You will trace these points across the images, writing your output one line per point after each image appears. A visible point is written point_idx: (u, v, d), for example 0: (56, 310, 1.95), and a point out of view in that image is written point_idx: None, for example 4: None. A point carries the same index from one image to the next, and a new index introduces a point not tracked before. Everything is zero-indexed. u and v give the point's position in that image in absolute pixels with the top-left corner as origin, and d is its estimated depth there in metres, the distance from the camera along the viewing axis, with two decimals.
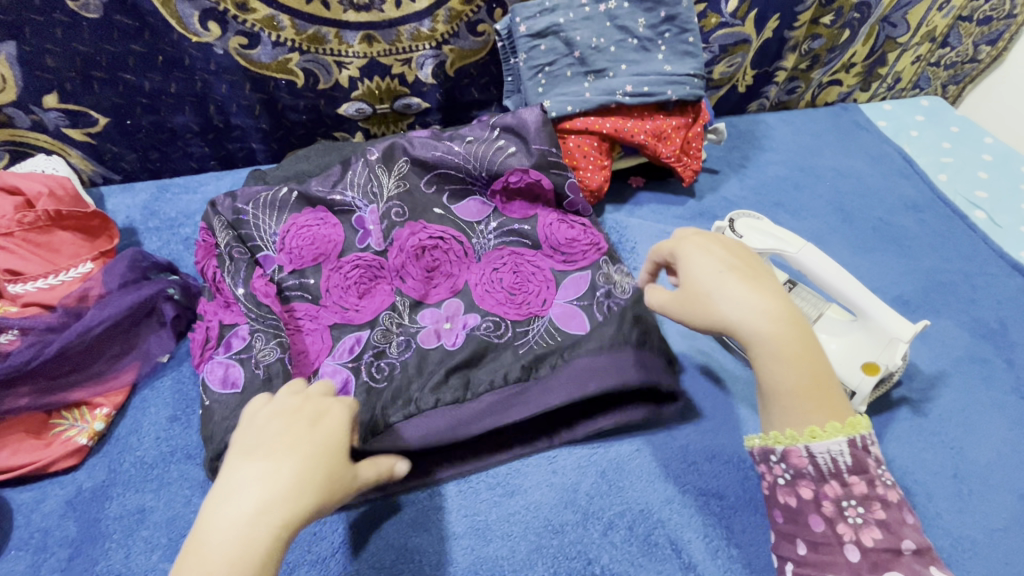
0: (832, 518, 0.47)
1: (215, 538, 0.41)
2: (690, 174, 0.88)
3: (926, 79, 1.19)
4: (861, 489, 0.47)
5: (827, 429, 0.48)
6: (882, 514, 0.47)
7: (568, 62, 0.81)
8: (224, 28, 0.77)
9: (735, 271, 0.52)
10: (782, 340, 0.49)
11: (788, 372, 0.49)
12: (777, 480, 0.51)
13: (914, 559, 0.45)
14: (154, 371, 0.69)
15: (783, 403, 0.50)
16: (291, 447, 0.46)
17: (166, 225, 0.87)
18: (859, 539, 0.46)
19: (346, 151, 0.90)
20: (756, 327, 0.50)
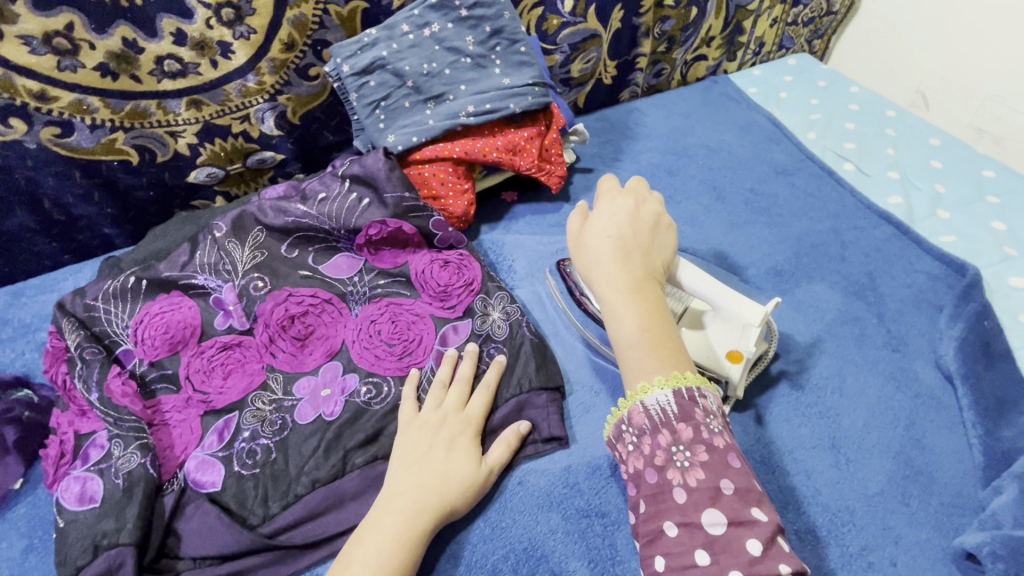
0: (663, 467, 0.51)
1: (382, 532, 0.53)
2: (555, 181, 0.87)
3: (789, 39, 1.20)
4: (687, 435, 0.51)
5: (654, 383, 0.54)
6: (704, 456, 0.50)
7: (404, 92, 0.79)
8: (28, 122, 0.73)
9: (620, 245, 0.59)
10: (619, 304, 0.57)
11: (625, 324, 0.56)
12: (628, 447, 0.54)
13: (734, 500, 0.48)
14: (6, 500, 0.64)
15: (624, 353, 0.56)
16: (441, 462, 0.59)
17: (21, 334, 0.82)
18: (685, 481, 0.50)
19: (204, 220, 0.86)
20: (597, 278, 0.59)
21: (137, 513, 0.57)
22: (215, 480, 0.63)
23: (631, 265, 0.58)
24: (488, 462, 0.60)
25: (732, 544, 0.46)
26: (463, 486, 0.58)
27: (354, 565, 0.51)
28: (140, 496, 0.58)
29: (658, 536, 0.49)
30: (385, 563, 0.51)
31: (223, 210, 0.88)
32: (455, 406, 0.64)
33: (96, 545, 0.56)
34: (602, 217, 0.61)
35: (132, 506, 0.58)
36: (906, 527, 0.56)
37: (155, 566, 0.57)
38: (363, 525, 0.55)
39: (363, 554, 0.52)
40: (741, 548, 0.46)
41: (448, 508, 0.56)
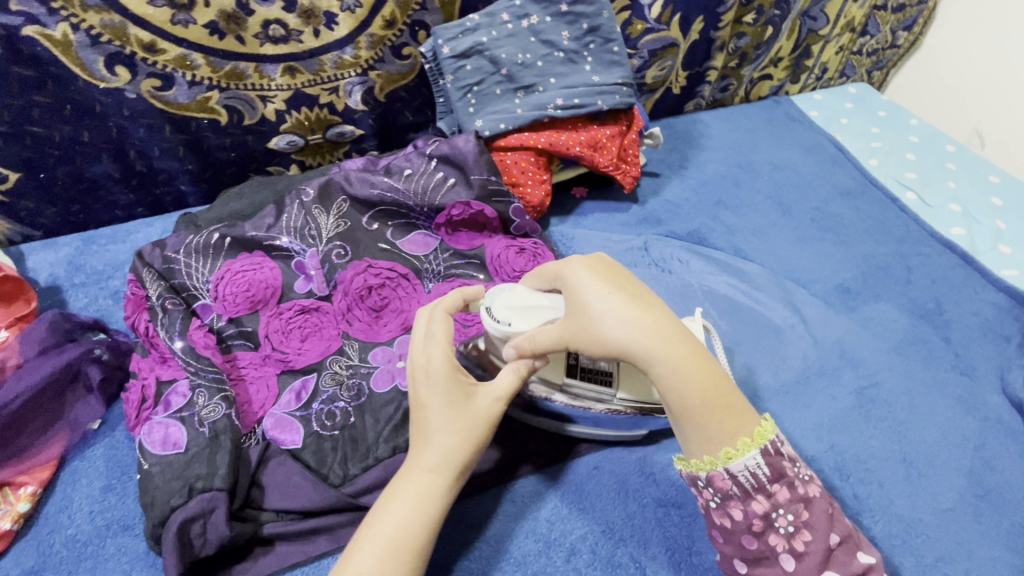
0: (763, 532, 0.48)
1: (402, 497, 0.50)
2: (629, 180, 0.89)
3: (851, 68, 1.22)
4: (785, 496, 0.48)
5: (739, 447, 0.48)
6: (807, 515, 0.48)
7: (496, 79, 0.81)
8: (133, 71, 0.74)
9: (639, 316, 0.48)
10: (674, 359, 0.47)
11: (689, 393, 0.48)
12: (709, 503, 0.50)
13: (843, 550, 0.47)
14: (84, 440, 0.65)
15: (698, 422, 0.48)
16: (440, 415, 0.52)
17: (93, 280, 0.82)
18: (794, 547, 0.47)
19: (281, 186, 0.88)
20: (633, 335, 0.47)
21: (228, 460, 0.58)
22: (296, 439, 0.64)
23: (653, 319, 0.48)
24: (499, 394, 0.52)
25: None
26: (474, 427, 0.52)
27: (377, 530, 0.49)
28: (229, 444, 0.59)
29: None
30: (412, 525, 0.49)
31: (301, 180, 0.89)
32: (424, 360, 0.53)
33: (190, 488, 0.56)
34: (589, 288, 0.49)
35: (222, 454, 0.59)
36: (978, 542, 0.57)
37: (241, 516, 0.58)
38: (387, 488, 0.52)
39: (386, 520, 0.49)
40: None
41: (465, 453, 0.52)
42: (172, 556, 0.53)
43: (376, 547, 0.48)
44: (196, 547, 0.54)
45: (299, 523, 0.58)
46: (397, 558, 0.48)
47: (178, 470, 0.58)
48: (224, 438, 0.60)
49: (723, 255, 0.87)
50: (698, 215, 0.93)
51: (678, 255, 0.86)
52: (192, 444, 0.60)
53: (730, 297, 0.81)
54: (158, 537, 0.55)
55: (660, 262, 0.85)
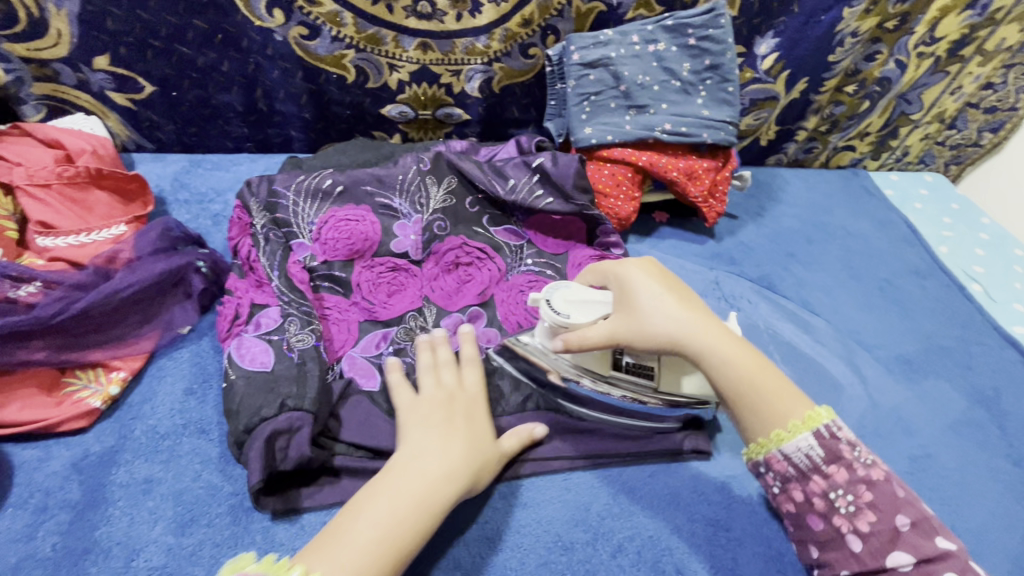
0: (825, 513, 0.53)
1: (405, 492, 0.51)
2: (712, 215, 0.92)
3: (931, 157, 1.26)
4: (842, 477, 0.52)
5: (789, 429, 0.54)
6: (869, 497, 0.51)
7: (613, 94, 0.85)
8: (287, 16, 0.79)
9: (680, 304, 0.58)
10: (705, 340, 0.57)
11: (730, 362, 0.56)
12: (772, 488, 0.56)
13: (914, 534, 0.49)
14: (173, 342, 0.67)
15: (746, 396, 0.55)
16: (464, 433, 0.58)
17: (196, 200, 0.86)
18: (856, 528, 0.51)
19: (385, 150, 0.92)
20: (654, 313, 0.57)
21: (317, 388, 0.61)
22: (372, 384, 0.66)
23: (705, 315, 0.58)
24: (504, 447, 0.61)
25: (896, 573, 0.48)
26: (484, 462, 0.58)
27: (370, 517, 0.49)
28: (318, 371, 0.62)
29: (828, 564, 0.53)
30: (410, 525, 0.50)
31: (404, 149, 0.93)
32: (455, 383, 0.63)
33: (282, 403, 0.59)
34: (643, 290, 0.59)
35: (311, 380, 0.62)
36: None
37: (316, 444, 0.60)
38: (379, 479, 0.53)
39: (378, 513, 0.50)
40: (897, 570, 0.48)
41: (472, 477, 0.56)
42: (257, 463, 0.55)
43: (370, 534, 0.48)
44: (277, 459, 0.56)
45: (366, 462, 0.60)
46: (385, 549, 0.48)
47: (267, 385, 0.61)
48: (314, 365, 0.63)
49: (790, 303, 0.89)
50: (771, 262, 0.95)
51: (748, 296, 0.89)
52: (279, 365, 0.63)
53: (794, 345, 0.83)
54: (240, 442, 0.58)
55: (729, 298, 0.88)
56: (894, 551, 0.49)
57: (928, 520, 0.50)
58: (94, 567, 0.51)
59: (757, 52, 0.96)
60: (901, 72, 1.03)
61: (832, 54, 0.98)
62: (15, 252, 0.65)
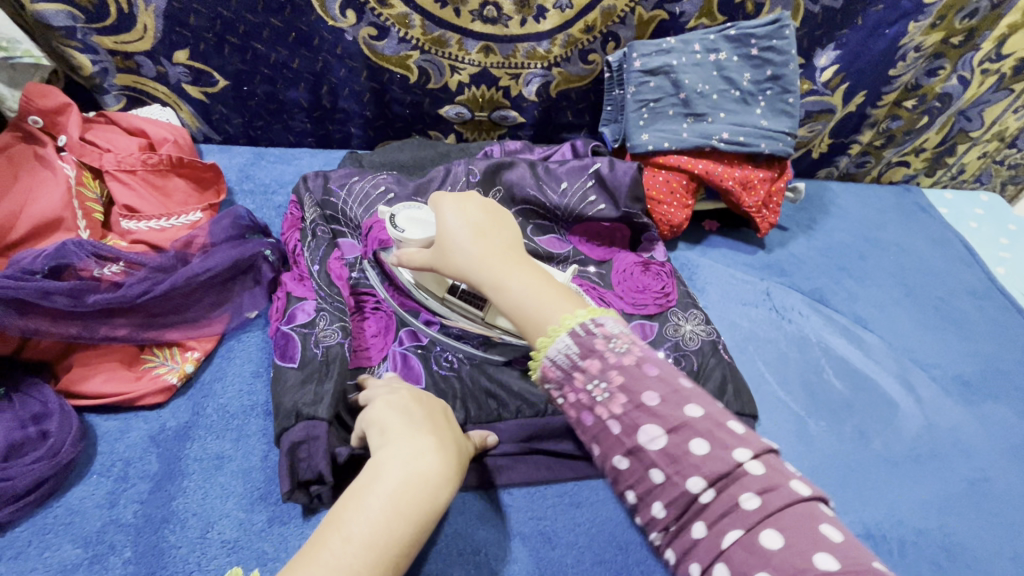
0: (608, 418, 0.43)
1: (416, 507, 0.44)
2: (766, 226, 0.93)
3: (988, 175, 1.23)
4: (597, 368, 0.42)
5: (551, 334, 0.44)
6: (620, 386, 0.42)
7: (672, 102, 0.86)
8: (359, 17, 0.82)
9: (479, 231, 0.52)
10: (477, 252, 0.51)
11: (514, 285, 0.48)
12: (566, 391, 0.45)
13: (665, 407, 0.41)
14: (241, 325, 0.70)
15: (526, 313, 0.47)
16: (450, 433, 0.52)
17: (260, 190, 0.89)
18: (613, 413, 0.42)
19: (441, 149, 0.94)
20: (451, 223, 0.53)
21: (333, 392, 0.59)
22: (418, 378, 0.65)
23: (466, 220, 0.53)
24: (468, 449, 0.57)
25: (682, 456, 0.40)
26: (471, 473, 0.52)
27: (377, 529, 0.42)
28: (337, 376, 0.61)
29: (620, 478, 0.43)
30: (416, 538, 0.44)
31: (459, 149, 0.96)
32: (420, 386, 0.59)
33: (298, 412, 0.58)
34: (449, 212, 0.53)
35: (329, 385, 0.60)
36: None
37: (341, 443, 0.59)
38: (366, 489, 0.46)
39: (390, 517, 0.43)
40: (686, 453, 0.40)
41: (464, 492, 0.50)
42: (285, 473, 0.55)
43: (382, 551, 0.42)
44: (302, 468, 0.56)
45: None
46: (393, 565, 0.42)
47: (300, 382, 0.61)
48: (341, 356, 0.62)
49: (841, 317, 0.88)
50: (822, 275, 0.94)
51: (799, 308, 0.88)
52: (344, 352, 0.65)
53: (848, 360, 0.82)
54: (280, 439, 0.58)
55: (781, 310, 0.87)
56: (708, 455, 0.40)
57: (706, 397, 0.42)
58: (172, 535, 0.53)
59: (816, 64, 0.96)
60: (964, 89, 1.01)
61: (894, 68, 0.97)
62: (99, 233, 0.68)
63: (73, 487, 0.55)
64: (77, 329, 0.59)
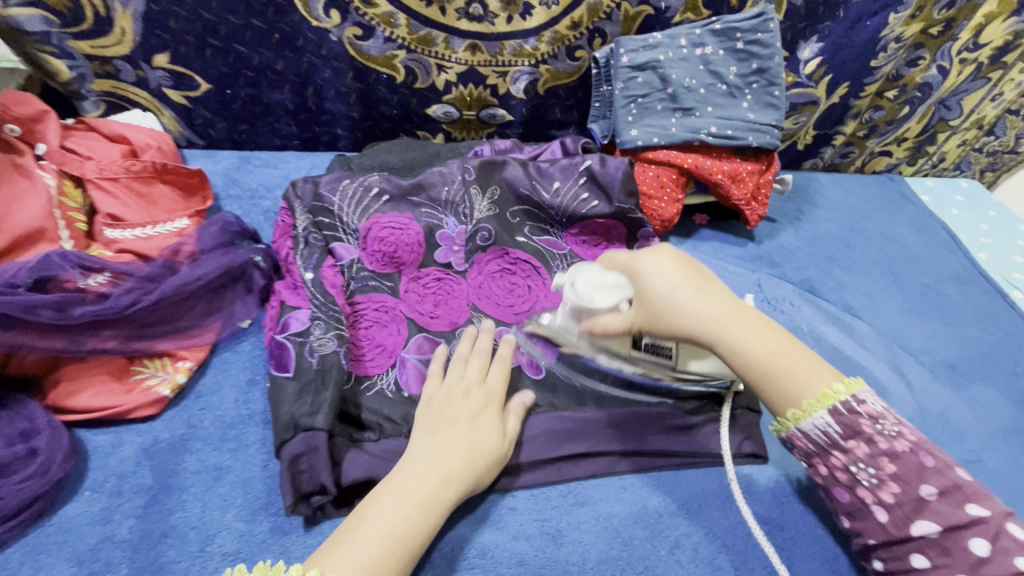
0: (850, 486, 0.52)
1: (407, 495, 0.52)
2: (755, 218, 0.94)
3: (967, 163, 1.25)
4: (863, 451, 0.51)
5: (806, 408, 0.53)
6: (890, 469, 0.50)
7: (660, 97, 0.86)
8: (343, 17, 0.81)
9: (695, 290, 0.54)
10: (724, 317, 0.54)
11: (758, 348, 0.54)
12: (832, 469, 0.53)
13: (941, 502, 0.48)
14: (234, 334, 0.69)
15: (774, 377, 0.53)
16: (467, 437, 0.57)
17: (247, 195, 0.88)
18: (881, 499, 0.50)
19: (431, 149, 0.94)
20: (656, 284, 0.55)
21: (331, 401, 0.59)
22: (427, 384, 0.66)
23: (705, 292, 0.55)
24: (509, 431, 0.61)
25: (921, 512, 0.48)
26: (486, 458, 0.57)
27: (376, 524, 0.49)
28: (334, 386, 0.60)
29: (870, 546, 0.52)
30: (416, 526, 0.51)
31: (449, 149, 0.95)
32: (478, 377, 0.64)
33: (296, 425, 0.57)
34: (655, 277, 0.55)
35: (328, 392, 0.59)
36: None
37: (342, 455, 0.58)
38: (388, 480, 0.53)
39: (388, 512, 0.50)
40: (964, 549, 0.46)
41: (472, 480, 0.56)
42: (287, 484, 0.54)
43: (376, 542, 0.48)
44: (303, 480, 0.54)
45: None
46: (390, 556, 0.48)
47: (297, 393, 0.59)
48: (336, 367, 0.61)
49: (832, 307, 0.89)
50: (811, 265, 0.96)
51: (791, 299, 0.89)
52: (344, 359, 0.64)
53: (839, 348, 0.83)
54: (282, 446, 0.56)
55: (773, 301, 0.88)
56: (952, 535, 0.47)
57: (984, 493, 0.48)
58: (171, 550, 0.52)
59: (800, 56, 0.97)
60: (943, 78, 1.03)
61: (875, 59, 0.98)
62: (83, 244, 0.66)
63: (65, 505, 0.54)
64: (64, 343, 0.57)
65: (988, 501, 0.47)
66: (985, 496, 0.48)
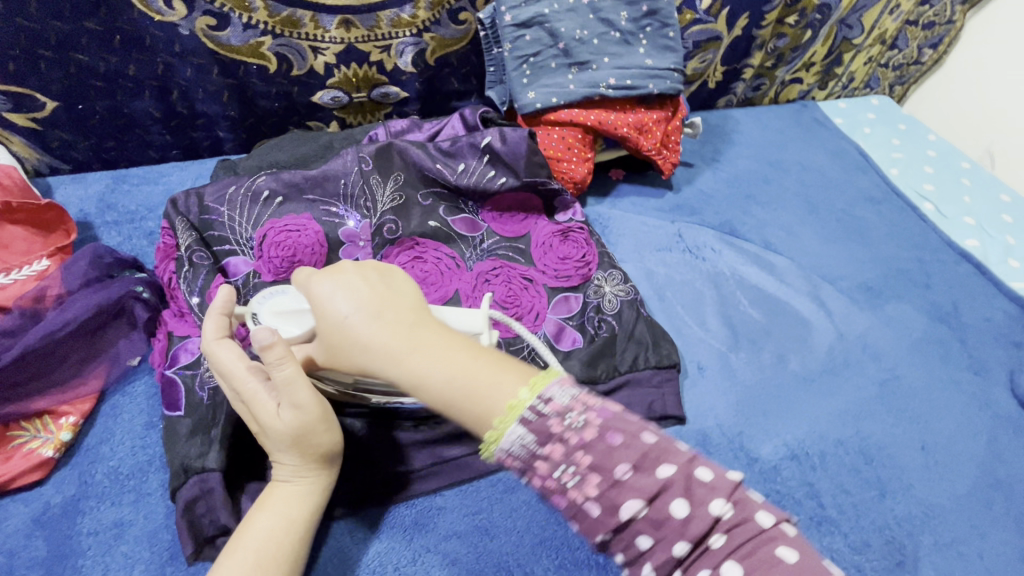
0: (559, 492, 0.42)
1: (273, 509, 0.49)
2: (668, 166, 0.91)
3: (876, 80, 1.26)
4: (561, 453, 0.41)
5: (500, 428, 0.41)
6: (594, 454, 0.41)
7: (553, 53, 0.82)
8: (189, 7, 0.73)
9: (366, 312, 0.45)
10: (386, 342, 0.44)
11: (431, 375, 0.43)
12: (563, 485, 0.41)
13: (637, 478, 0.40)
14: (125, 376, 0.64)
15: (461, 405, 0.43)
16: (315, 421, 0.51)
17: (126, 219, 0.80)
18: (586, 495, 0.41)
19: (323, 141, 0.87)
20: (333, 311, 0.45)
21: (223, 438, 0.55)
22: None
23: (378, 312, 0.45)
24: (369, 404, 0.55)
25: (665, 522, 0.40)
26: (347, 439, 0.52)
27: (251, 539, 0.47)
28: (227, 419, 0.56)
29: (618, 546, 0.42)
30: (282, 537, 0.48)
31: (345, 136, 0.88)
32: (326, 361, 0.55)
33: (184, 469, 0.54)
34: (335, 305, 0.45)
35: (223, 425, 0.56)
36: (989, 525, 0.64)
37: (245, 484, 0.56)
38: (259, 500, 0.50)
39: (254, 530, 0.48)
40: (668, 518, 0.40)
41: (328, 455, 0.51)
42: (184, 535, 0.52)
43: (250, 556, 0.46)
44: (204, 525, 0.53)
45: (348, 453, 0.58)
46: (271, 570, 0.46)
47: (189, 432, 0.57)
48: (226, 401, 0.57)
49: (751, 247, 0.89)
50: (730, 207, 0.95)
51: (712, 244, 0.88)
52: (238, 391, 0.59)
53: (761, 287, 0.83)
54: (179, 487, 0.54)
55: (694, 249, 0.87)
56: (739, 519, 0.40)
57: (671, 447, 0.42)
58: None
59: None
60: None
61: None
62: None
63: None
64: None
65: (711, 465, 0.43)
66: (707, 460, 0.43)
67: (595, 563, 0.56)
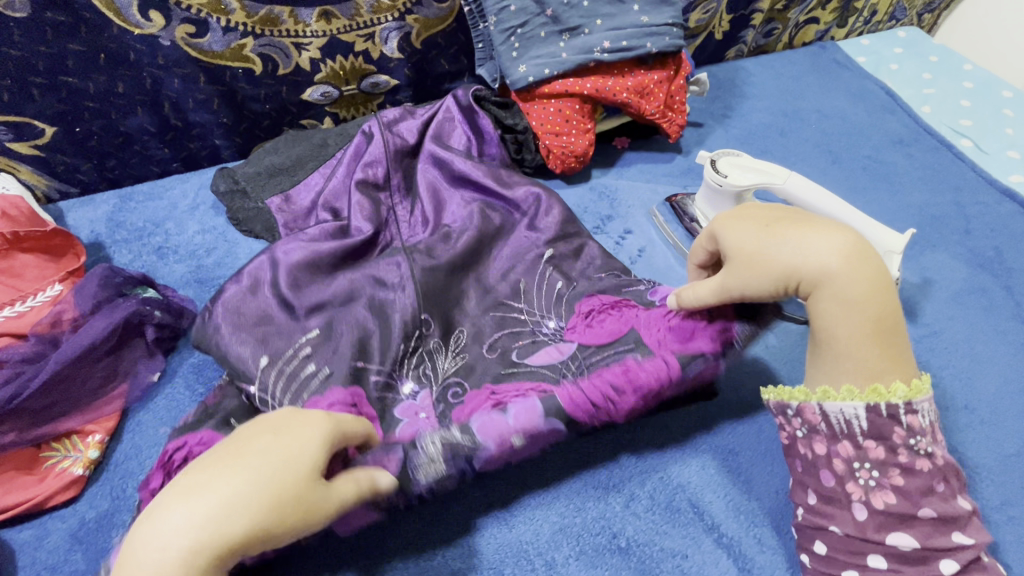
0: (843, 477, 0.49)
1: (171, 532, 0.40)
2: (675, 129, 0.87)
3: (902, 9, 1.15)
4: (877, 454, 0.48)
5: (842, 391, 0.49)
6: (898, 480, 0.48)
7: (541, 21, 0.79)
8: (167, 17, 0.72)
9: (803, 235, 0.49)
10: (838, 287, 0.48)
11: (842, 325, 0.48)
12: (797, 432, 0.53)
13: (929, 523, 0.47)
14: (146, 393, 0.65)
15: (844, 353, 0.49)
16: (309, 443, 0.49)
17: (135, 236, 0.81)
18: (870, 501, 0.48)
19: (317, 139, 0.84)
20: (784, 272, 0.49)
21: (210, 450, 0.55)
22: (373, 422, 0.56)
23: (822, 244, 0.49)
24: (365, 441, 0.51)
25: (918, 559, 0.46)
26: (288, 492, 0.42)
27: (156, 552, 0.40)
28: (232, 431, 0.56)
29: (823, 531, 0.50)
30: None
31: (339, 131, 0.86)
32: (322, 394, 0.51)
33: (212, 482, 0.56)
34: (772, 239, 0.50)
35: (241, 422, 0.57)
36: None
37: None
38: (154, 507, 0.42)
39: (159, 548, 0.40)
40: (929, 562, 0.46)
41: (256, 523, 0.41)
42: None
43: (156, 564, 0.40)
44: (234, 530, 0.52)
45: None
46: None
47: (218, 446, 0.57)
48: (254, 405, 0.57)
49: None
50: None
51: None
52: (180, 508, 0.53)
53: None
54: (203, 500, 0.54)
55: None
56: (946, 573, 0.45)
57: (963, 515, 0.47)
58: None
59: None
60: None
61: None
62: None
63: None
64: None
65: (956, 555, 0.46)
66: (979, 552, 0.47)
67: (618, 547, 0.55)
